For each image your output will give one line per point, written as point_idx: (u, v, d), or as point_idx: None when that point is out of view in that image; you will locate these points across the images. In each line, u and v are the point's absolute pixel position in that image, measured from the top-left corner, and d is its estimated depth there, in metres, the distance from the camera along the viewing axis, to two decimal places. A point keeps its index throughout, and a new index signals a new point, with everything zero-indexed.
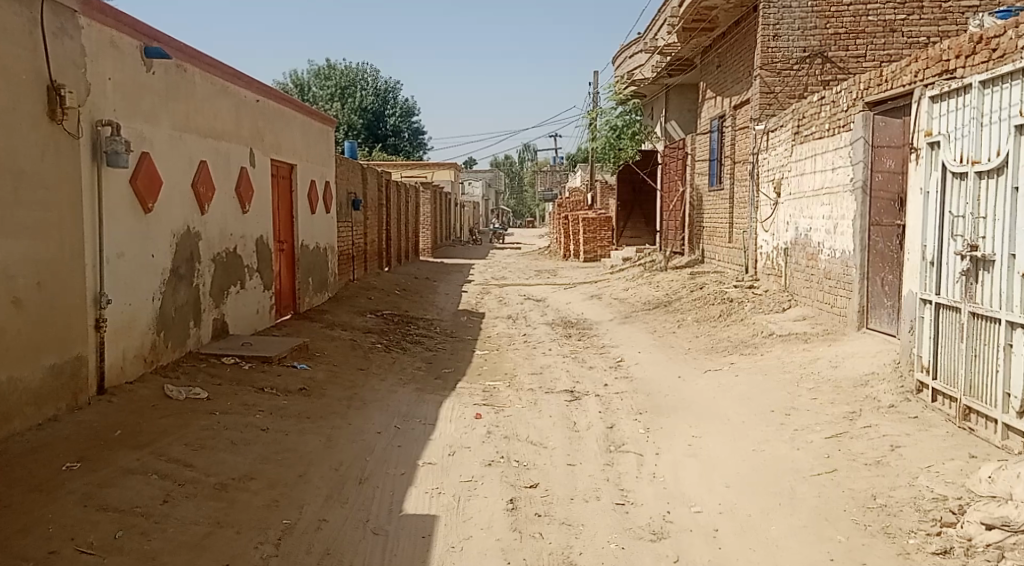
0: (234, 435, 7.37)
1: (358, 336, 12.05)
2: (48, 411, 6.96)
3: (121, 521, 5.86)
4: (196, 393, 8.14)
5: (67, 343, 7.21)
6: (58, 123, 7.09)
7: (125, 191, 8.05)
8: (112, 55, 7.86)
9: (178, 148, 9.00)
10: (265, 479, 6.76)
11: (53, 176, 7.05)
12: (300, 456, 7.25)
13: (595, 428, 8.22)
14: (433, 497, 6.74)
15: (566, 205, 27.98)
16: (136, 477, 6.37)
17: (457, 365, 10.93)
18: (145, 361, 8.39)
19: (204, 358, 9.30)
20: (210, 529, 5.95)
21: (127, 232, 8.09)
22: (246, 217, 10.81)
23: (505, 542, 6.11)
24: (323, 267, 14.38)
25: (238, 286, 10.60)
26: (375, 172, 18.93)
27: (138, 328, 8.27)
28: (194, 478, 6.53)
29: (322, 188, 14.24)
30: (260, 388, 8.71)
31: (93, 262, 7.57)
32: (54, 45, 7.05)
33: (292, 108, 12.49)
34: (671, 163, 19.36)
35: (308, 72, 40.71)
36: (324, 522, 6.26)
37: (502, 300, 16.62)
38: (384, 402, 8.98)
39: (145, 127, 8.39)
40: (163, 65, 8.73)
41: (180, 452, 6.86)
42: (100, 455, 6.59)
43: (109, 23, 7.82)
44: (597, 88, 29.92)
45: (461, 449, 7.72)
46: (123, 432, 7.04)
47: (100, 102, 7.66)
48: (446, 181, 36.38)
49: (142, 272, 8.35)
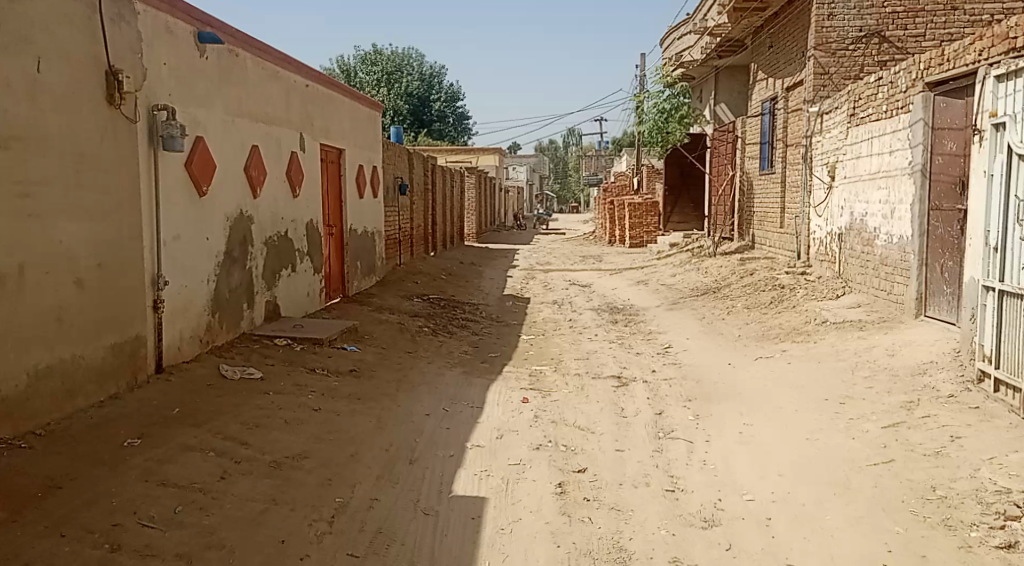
0: (287, 415, 7.39)
1: (405, 320, 12.04)
2: (110, 389, 7.02)
3: (181, 496, 5.89)
4: (250, 373, 8.19)
5: (126, 323, 7.26)
6: (117, 108, 7.10)
7: (181, 174, 8.08)
8: (168, 41, 7.88)
9: (231, 133, 9.02)
10: (318, 458, 6.76)
11: (112, 160, 7.08)
12: (352, 437, 7.25)
13: (643, 414, 8.16)
14: (482, 479, 6.72)
15: (611, 190, 27.87)
16: (194, 453, 6.40)
17: (503, 350, 10.89)
18: (201, 342, 8.44)
19: (257, 339, 9.34)
20: (266, 506, 5.99)
21: (183, 216, 8.13)
22: (298, 202, 10.86)
23: (555, 526, 6.07)
24: (371, 251, 14.40)
25: (289, 269, 10.62)
26: (421, 158, 18.88)
27: (194, 309, 8.31)
28: (250, 455, 6.56)
29: (369, 172, 14.22)
30: (312, 368, 8.76)
31: (151, 245, 7.63)
32: (112, 30, 7.06)
33: (340, 94, 12.49)
34: (720, 147, 19.11)
35: (354, 59, 40.71)
36: (376, 501, 6.28)
37: (546, 285, 16.53)
38: (432, 385, 8.97)
39: (200, 112, 8.42)
40: (216, 50, 8.74)
41: (236, 430, 6.88)
42: (159, 431, 6.63)
43: (165, 9, 7.84)
44: (644, 71, 29.70)
45: (509, 432, 7.69)
46: (181, 410, 7.08)
47: (156, 88, 7.68)
48: (489, 166, 36.30)
49: (198, 254, 8.38)
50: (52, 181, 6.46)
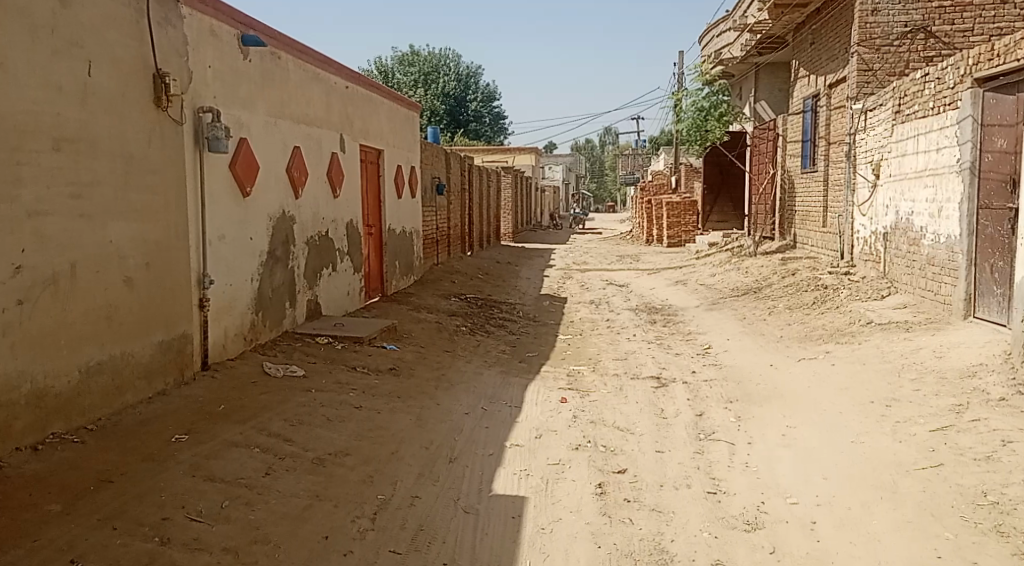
0: (329, 413, 7.45)
1: (443, 319, 12.03)
2: (158, 385, 7.11)
3: (228, 491, 5.94)
4: (292, 371, 8.25)
5: (174, 321, 7.32)
6: (164, 110, 7.13)
7: (226, 176, 8.11)
8: (213, 43, 7.90)
9: (273, 135, 9.04)
10: (359, 455, 6.82)
11: (160, 162, 7.12)
12: (393, 434, 7.28)
13: (683, 415, 8.06)
14: (521, 478, 6.71)
15: (649, 188, 27.64)
16: (240, 449, 6.46)
17: (541, 350, 10.84)
18: (244, 340, 8.50)
19: (298, 337, 9.38)
20: (310, 502, 6.04)
21: (228, 216, 8.17)
22: (338, 202, 10.86)
23: (595, 526, 6.04)
24: (409, 250, 14.40)
25: (330, 268, 10.63)
26: (458, 157, 18.87)
27: (238, 307, 8.37)
28: (293, 452, 6.62)
29: (407, 172, 14.20)
30: (353, 366, 8.79)
31: (198, 244, 7.69)
32: (159, 34, 7.09)
33: (379, 94, 12.48)
34: (761, 145, 18.93)
35: (391, 59, 40.87)
36: (417, 498, 6.31)
37: (584, 285, 16.46)
38: (471, 384, 8.95)
39: (243, 113, 8.44)
40: (259, 52, 8.75)
41: (280, 427, 6.94)
42: (205, 427, 6.69)
43: (209, 12, 7.85)
44: (682, 69, 29.51)
45: (547, 432, 7.65)
46: (227, 406, 7.15)
47: (201, 89, 7.71)
48: (526, 166, 36.27)
49: (242, 254, 8.42)
50: (103, 182, 6.50)
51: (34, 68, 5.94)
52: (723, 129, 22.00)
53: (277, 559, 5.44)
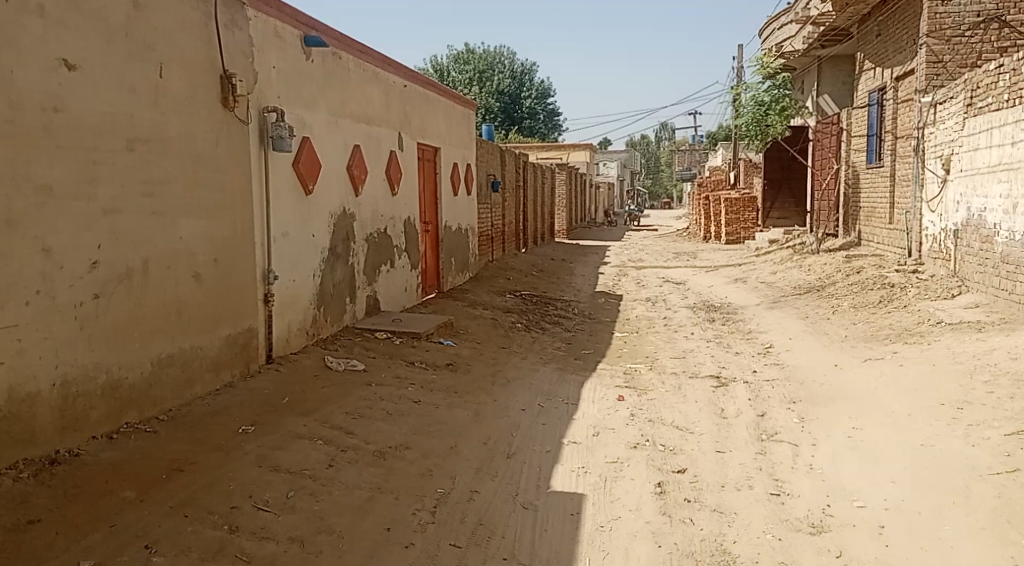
0: (389, 406, 7.52)
1: (499, 315, 11.99)
2: (225, 377, 7.30)
3: (293, 482, 6.01)
4: (353, 365, 8.34)
5: (240, 315, 7.49)
6: (230, 110, 7.26)
7: (288, 174, 8.19)
8: (276, 45, 7.99)
9: (335, 134, 9.09)
10: (419, 449, 6.86)
11: (227, 161, 7.26)
12: (451, 429, 7.31)
13: (744, 415, 7.89)
14: (580, 476, 6.64)
15: (706, 184, 27.24)
16: (304, 441, 6.56)
17: (597, 347, 10.73)
18: (306, 335, 8.62)
19: (358, 332, 9.44)
20: (372, 494, 6.08)
21: (291, 214, 8.27)
22: (397, 200, 10.86)
23: (656, 525, 5.95)
24: (464, 247, 14.36)
25: (389, 265, 10.65)
26: (513, 155, 18.84)
27: (300, 303, 8.49)
28: (355, 444, 6.69)
29: (464, 170, 14.17)
30: (411, 361, 8.83)
31: (262, 241, 7.83)
32: (226, 35, 7.22)
33: (436, 93, 12.46)
34: (824, 140, 18.59)
35: (446, 58, 40.99)
36: (476, 493, 6.30)
37: (640, 282, 16.30)
38: (528, 381, 8.89)
39: (306, 113, 8.51)
40: (321, 53, 8.81)
41: (342, 420, 7.04)
42: (271, 419, 6.81)
43: (274, 14, 7.95)
44: (742, 63, 29.11)
45: (605, 430, 7.55)
46: (291, 398, 7.29)
47: (265, 90, 7.81)
48: (581, 163, 36.09)
49: (303, 250, 8.52)
50: (173, 180, 6.65)
51: (110, 72, 6.07)
52: (785, 124, 21.50)
53: (342, 551, 5.46)
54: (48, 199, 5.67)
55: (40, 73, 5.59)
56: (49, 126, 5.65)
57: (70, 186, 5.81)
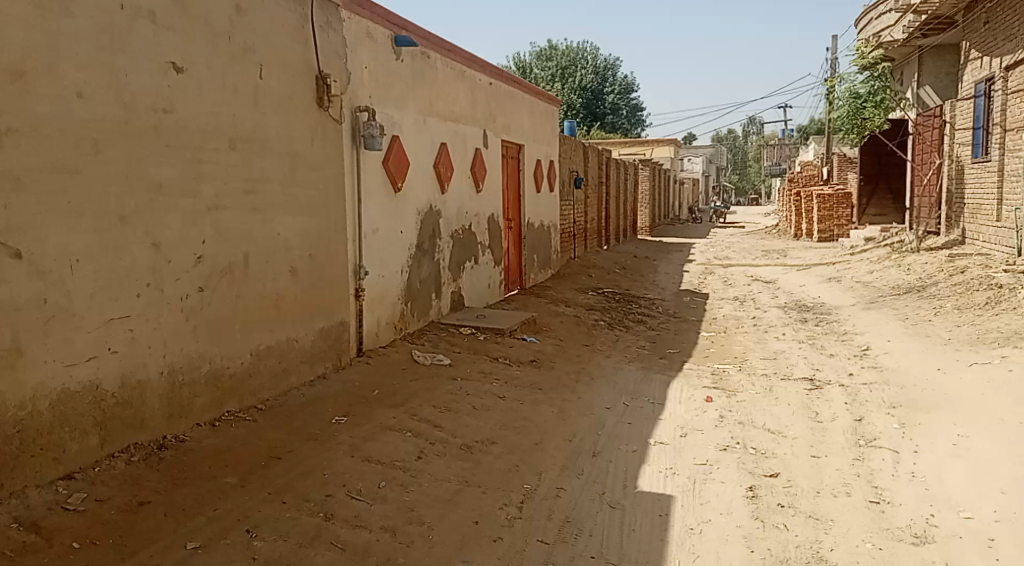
0: (475, 401, 7.49)
1: (582, 313, 11.86)
2: (319, 369, 7.36)
3: (384, 472, 6.03)
4: (439, 359, 8.31)
5: (333, 309, 7.54)
6: (325, 111, 7.28)
7: (379, 173, 8.18)
8: (369, 46, 7.98)
9: (424, 132, 9.05)
10: (505, 444, 6.81)
11: (322, 159, 7.29)
12: (536, 425, 7.25)
13: (840, 420, 7.61)
14: (668, 477, 6.47)
15: (799, 180, 26.63)
16: (393, 433, 6.57)
17: (684, 346, 10.52)
18: (394, 329, 8.61)
19: (443, 327, 9.42)
20: (460, 487, 6.05)
21: (381, 211, 8.26)
22: (481, 196, 10.78)
23: (747, 530, 5.75)
24: (547, 244, 14.23)
25: (473, 261, 10.59)
26: (596, 151, 18.66)
27: (389, 298, 8.49)
28: (442, 438, 6.69)
29: (547, 167, 14.04)
30: (495, 357, 8.77)
31: (354, 237, 7.85)
32: (322, 38, 7.25)
33: (520, 90, 12.33)
34: (925, 133, 18.01)
35: (529, 54, 41.01)
36: (562, 490, 6.20)
37: (727, 281, 15.99)
38: (613, 379, 8.75)
39: (396, 112, 8.48)
40: (411, 52, 8.78)
41: (430, 413, 7.03)
42: (362, 411, 6.85)
43: (365, 15, 7.92)
44: (837, 54, 28.41)
45: (693, 431, 7.36)
46: (380, 391, 7.32)
47: (357, 90, 7.82)
48: (666, 158, 35.67)
49: (393, 247, 8.51)
50: (272, 179, 6.71)
51: (214, 74, 6.15)
52: (882, 117, 20.87)
53: (433, 542, 5.42)
54: (157, 196, 5.76)
55: (151, 76, 5.68)
56: (159, 127, 5.74)
57: (178, 184, 5.89)
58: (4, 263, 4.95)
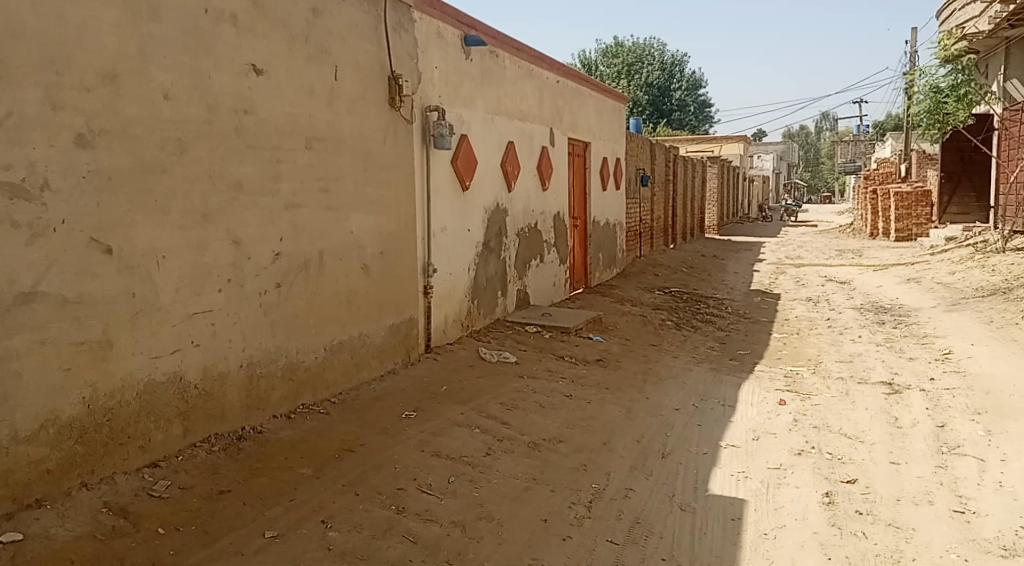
0: (541, 399, 7.40)
1: (649, 312, 11.70)
2: (388, 363, 7.34)
3: (453, 467, 5.98)
4: (505, 357, 8.24)
5: (403, 305, 7.50)
6: (397, 111, 7.23)
7: (448, 172, 8.12)
8: (439, 45, 7.92)
9: (492, 131, 8.97)
10: (573, 443, 6.70)
11: (394, 159, 7.26)
12: (604, 425, 7.12)
13: (921, 426, 7.36)
14: (740, 481, 6.30)
15: (876, 177, 26.05)
16: (462, 429, 6.52)
17: (754, 348, 10.30)
18: (461, 327, 8.54)
19: (509, 325, 9.34)
20: (528, 484, 5.96)
21: (449, 210, 8.20)
22: (547, 194, 10.67)
23: (824, 536, 5.57)
24: (612, 242, 14.08)
25: (538, 259, 10.49)
26: (663, 148, 18.45)
27: (456, 296, 8.44)
28: (510, 435, 6.62)
29: (613, 164, 13.88)
30: (561, 355, 8.67)
31: (423, 235, 7.80)
32: (394, 39, 7.21)
33: (587, 87, 12.20)
34: (1013, 129, 17.44)
35: (596, 51, 40.87)
36: (631, 490, 6.07)
37: (800, 281, 15.68)
38: (682, 380, 8.59)
39: (464, 111, 8.41)
40: (480, 51, 8.70)
41: (498, 411, 6.97)
42: (431, 406, 6.81)
43: (437, 15, 7.86)
44: (916, 48, 27.73)
45: (766, 434, 7.17)
46: (448, 387, 7.27)
47: (428, 89, 7.76)
48: (734, 155, 35.21)
49: (460, 245, 8.45)
50: (346, 178, 6.68)
51: (293, 76, 6.14)
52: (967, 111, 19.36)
53: (502, 538, 5.33)
54: (239, 195, 5.76)
55: (232, 77, 5.68)
56: (240, 128, 5.74)
57: (257, 182, 5.89)
58: (96, 260, 4.97)
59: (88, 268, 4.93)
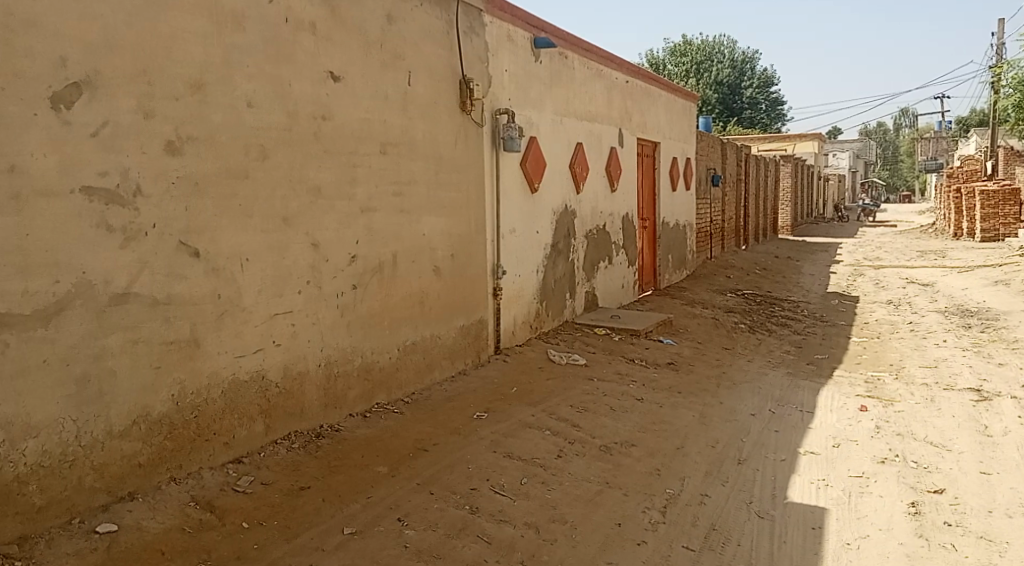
0: (611, 402, 7.26)
1: (720, 315, 11.45)
2: (459, 364, 7.25)
3: (525, 468, 5.87)
4: (575, 359, 8.11)
5: (473, 307, 7.41)
6: (467, 115, 7.15)
7: (516, 174, 8.02)
8: (509, 48, 7.83)
9: (560, 133, 8.84)
10: (645, 447, 6.54)
11: (465, 162, 7.17)
12: (677, 429, 6.95)
13: (1013, 435, 7.05)
14: (820, 489, 6.08)
15: (960, 176, 25.28)
16: (533, 431, 6.41)
17: (833, 352, 10.01)
18: (530, 328, 8.43)
19: (578, 327, 9.21)
20: (601, 488, 5.82)
21: (518, 213, 8.10)
22: (616, 196, 10.51)
23: (911, 548, 5.34)
24: (682, 244, 13.86)
25: (606, 261, 10.33)
26: (735, 148, 18.15)
27: (525, 297, 8.33)
28: (581, 438, 6.49)
29: (683, 165, 13.66)
30: (631, 358, 8.51)
31: (493, 238, 7.70)
32: (465, 43, 7.13)
33: (657, 87, 12.00)
34: None
35: (664, 51, 40.54)
36: (706, 497, 5.88)
37: (879, 283, 15.25)
38: (757, 384, 8.37)
39: (533, 114, 8.30)
40: (549, 53, 8.58)
41: (568, 413, 6.84)
42: (502, 407, 6.72)
43: (506, 18, 7.76)
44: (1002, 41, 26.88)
45: (847, 441, 6.93)
46: (518, 389, 7.17)
47: (498, 92, 7.66)
48: (809, 154, 34.54)
49: (529, 248, 8.33)
50: (419, 182, 6.61)
51: (368, 82, 6.09)
52: None
53: (576, 540, 5.20)
54: (317, 199, 5.72)
55: (311, 84, 5.64)
56: (319, 134, 5.71)
57: (335, 186, 5.85)
58: (185, 262, 4.95)
59: (178, 270, 4.92)
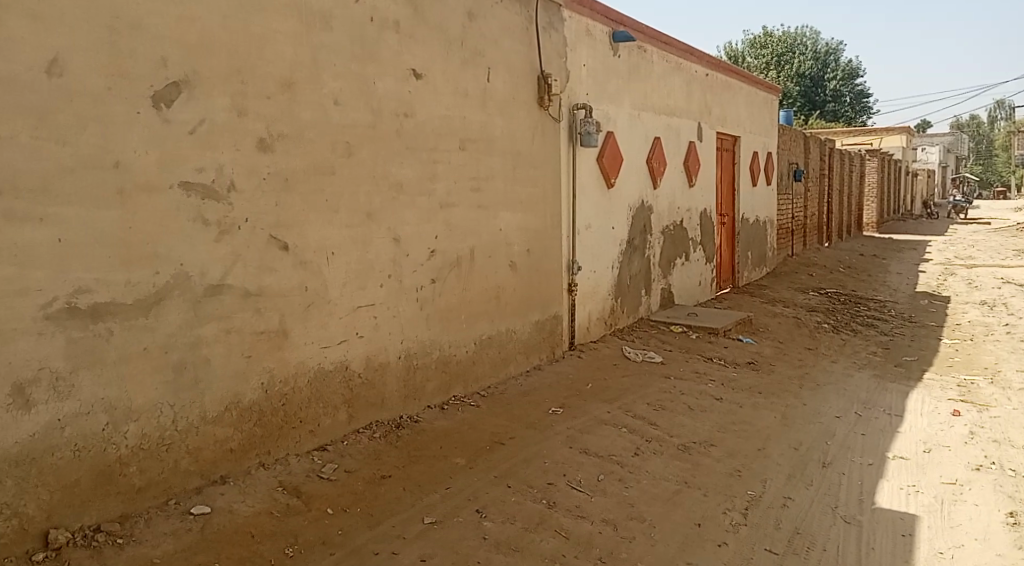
0: (689, 401, 7.07)
1: (803, 314, 11.13)
2: (535, 359, 7.13)
3: (602, 465, 5.73)
4: (651, 357, 7.93)
5: (548, 302, 7.28)
6: (545, 111, 7.01)
7: (593, 169, 7.86)
8: (587, 43, 7.67)
9: (638, 128, 8.66)
10: (725, 447, 6.34)
11: (542, 158, 7.04)
12: (758, 430, 6.73)
13: None
14: (911, 495, 5.82)
15: None
16: (609, 428, 6.26)
17: (922, 354, 9.65)
18: (605, 325, 8.27)
19: (654, 324, 9.03)
20: (680, 487, 5.64)
21: (595, 209, 7.94)
22: (694, 191, 10.28)
23: (1009, 559, 5.06)
24: (762, 241, 13.54)
25: (684, 258, 10.12)
26: (817, 143, 17.70)
27: (601, 293, 8.17)
28: (659, 436, 6.32)
29: (764, 159, 13.34)
30: (709, 357, 8.30)
31: (569, 233, 7.57)
32: (544, 38, 7.00)
33: (737, 80, 11.72)
34: None
35: (743, 43, 39.89)
36: (790, 499, 5.67)
37: (971, 283, 14.71)
38: (841, 386, 8.08)
39: (611, 108, 8.13)
40: (627, 47, 8.40)
41: (645, 411, 6.68)
42: (578, 403, 6.59)
43: (585, 13, 7.61)
44: None
45: (938, 446, 6.64)
46: (593, 385, 7.02)
47: (575, 87, 7.51)
48: (897, 148, 33.59)
49: (605, 244, 8.17)
50: (497, 176, 6.50)
51: (449, 78, 5.99)
52: None
53: (655, 539, 5.04)
54: (399, 195, 5.64)
55: (395, 82, 5.57)
56: (401, 131, 5.62)
57: (416, 182, 5.76)
58: (274, 255, 4.91)
59: (268, 263, 4.89)
